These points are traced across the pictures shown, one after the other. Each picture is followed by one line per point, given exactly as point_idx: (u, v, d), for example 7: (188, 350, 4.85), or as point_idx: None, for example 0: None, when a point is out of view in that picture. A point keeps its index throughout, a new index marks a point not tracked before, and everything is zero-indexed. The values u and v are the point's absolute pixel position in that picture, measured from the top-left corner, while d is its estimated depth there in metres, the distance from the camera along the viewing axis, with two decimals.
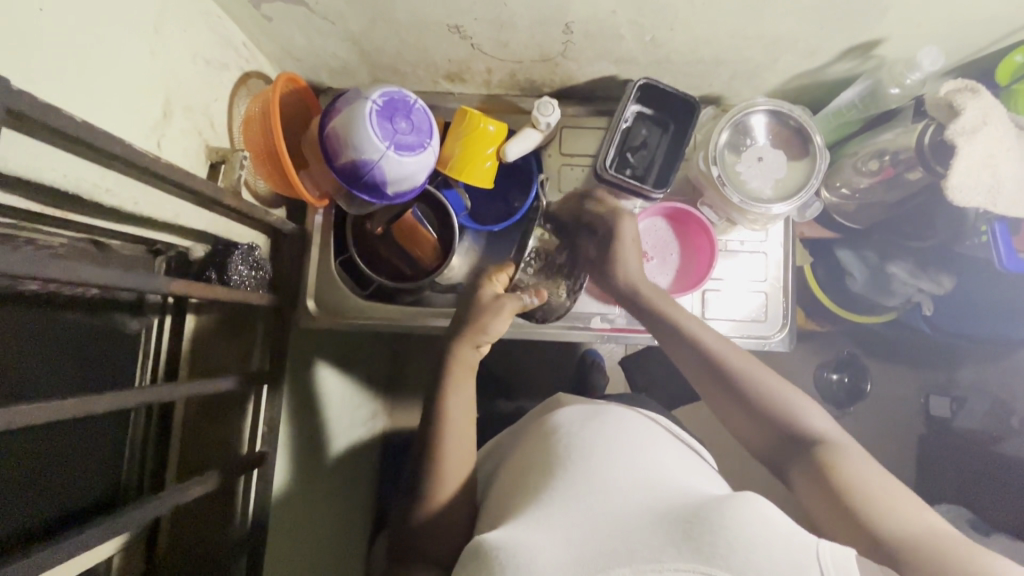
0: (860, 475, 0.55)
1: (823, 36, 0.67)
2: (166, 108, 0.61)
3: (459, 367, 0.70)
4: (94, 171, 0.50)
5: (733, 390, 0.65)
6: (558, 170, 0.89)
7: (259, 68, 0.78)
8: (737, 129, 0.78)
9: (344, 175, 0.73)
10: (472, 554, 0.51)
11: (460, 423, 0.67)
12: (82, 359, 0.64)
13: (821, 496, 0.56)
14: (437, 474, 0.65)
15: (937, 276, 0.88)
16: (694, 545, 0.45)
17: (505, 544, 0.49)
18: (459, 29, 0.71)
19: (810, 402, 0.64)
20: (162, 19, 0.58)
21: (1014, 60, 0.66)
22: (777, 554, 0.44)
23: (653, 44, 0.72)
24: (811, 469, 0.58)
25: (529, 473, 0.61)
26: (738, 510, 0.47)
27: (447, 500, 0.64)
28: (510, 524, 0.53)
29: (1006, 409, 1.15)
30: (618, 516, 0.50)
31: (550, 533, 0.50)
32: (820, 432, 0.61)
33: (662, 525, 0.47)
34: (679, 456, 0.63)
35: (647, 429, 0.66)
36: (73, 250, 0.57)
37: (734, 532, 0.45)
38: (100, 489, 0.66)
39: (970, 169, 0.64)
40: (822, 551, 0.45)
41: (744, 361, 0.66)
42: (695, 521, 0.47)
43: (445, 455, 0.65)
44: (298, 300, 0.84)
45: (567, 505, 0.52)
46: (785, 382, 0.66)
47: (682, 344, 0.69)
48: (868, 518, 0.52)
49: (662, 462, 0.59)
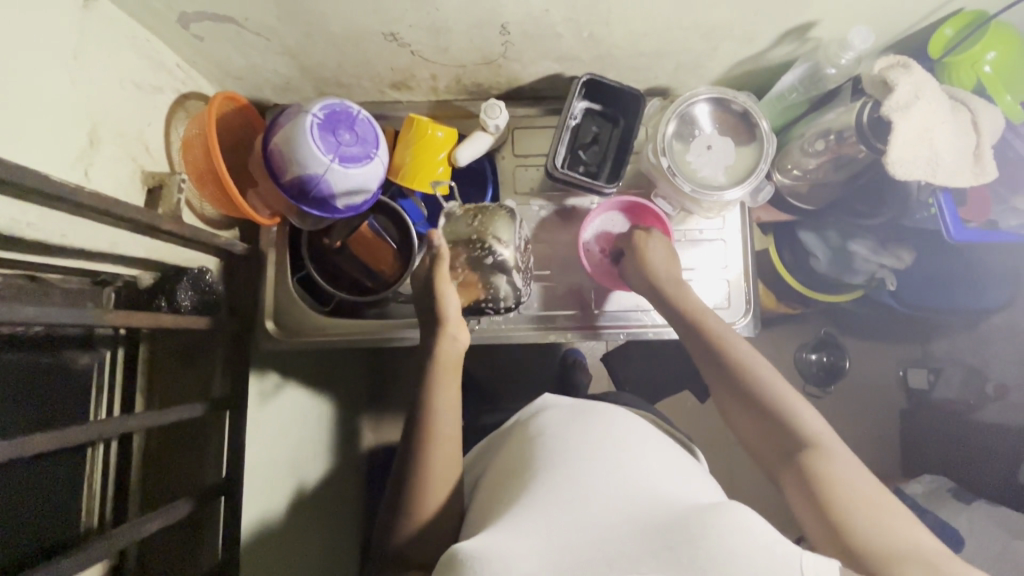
0: (843, 484, 0.54)
1: (757, 22, 0.68)
2: (94, 136, 0.59)
3: (442, 365, 0.69)
4: (16, 208, 0.49)
5: (736, 388, 0.64)
6: (512, 171, 0.88)
7: (197, 89, 0.77)
8: (685, 120, 0.78)
9: (293, 192, 0.72)
10: (445, 565, 0.49)
11: (446, 429, 0.66)
12: (28, 399, 0.62)
13: (803, 501, 0.55)
14: (418, 484, 0.63)
15: (898, 251, 0.91)
16: (674, 556, 0.44)
17: (479, 552, 0.48)
18: (396, 37, 0.70)
19: (805, 403, 0.62)
20: (82, 46, 0.57)
21: (945, 33, 0.68)
22: (760, 566, 0.43)
23: (592, 40, 0.72)
24: (795, 477, 0.57)
25: (514, 474, 0.61)
26: (721, 520, 0.46)
27: (433, 508, 0.63)
28: (486, 532, 0.51)
29: (981, 377, 1.17)
30: (601, 526, 0.49)
31: (527, 541, 0.48)
32: (812, 434, 0.59)
33: (644, 539, 0.46)
34: (662, 452, 0.63)
35: (634, 424, 0.67)
36: (9, 288, 0.56)
37: (715, 544, 0.44)
38: (61, 530, 0.65)
39: (910, 142, 0.64)
40: (807, 565, 0.44)
41: (744, 350, 0.66)
42: (678, 534, 0.46)
43: (429, 464, 0.64)
44: (254, 321, 0.83)
45: (543, 515, 0.51)
46: (783, 379, 0.64)
47: (693, 335, 0.69)
48: (841, 522, 0.52)
49: (641, 462, 0.58)
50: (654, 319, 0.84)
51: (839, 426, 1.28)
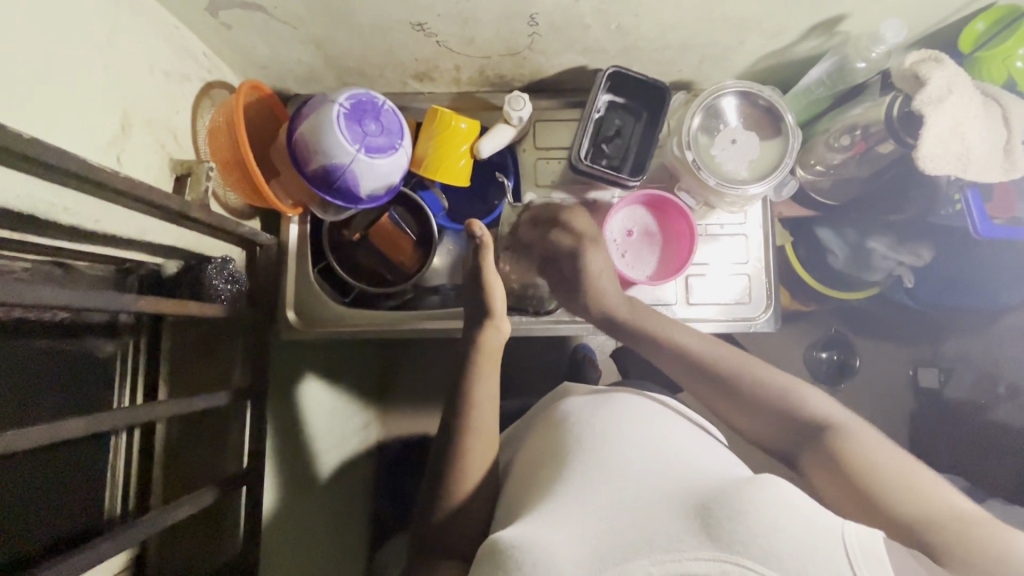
0: (865, 458, 0.55)
1: (788, 15, 0.67)
2: (125, 122, 0.59)
3: (485, 352, 0.70)
4: (52, 192, 0.49)
5: (728, 389, 0.64)
6: (533, 164, 0.88)
7: (221, 77, 0.76)
8: (709, 113, 0.78)
9: (318, 182, 0.72)
10: (489, 555, 0.49)
11: (483, 416, 0.66)
12: (54, 385, 0.62)
13: (833, 484, 0.56)
14: (454, 469, 0.64)
15: (916, 249, 0.90)
16: (713, 533, 0.43)
17: (521, 541, 0.48)
18: (423, 27, 0.70)
19: (805, 387, 0.63)
20: (114, 31, 0.57)
21: (976, 27, 0.69)
22: (799, 537, 0.42)
23: (619, 31, 0.72)
24: (818, 459, 0.58)
25: (543, 461, 0.61)
26: (759, 494, 0.46)
27: (469, 490, 0.63)
28: (524, 519, 0.52)
29: (992, 378, 1.12)
30: (636, 506, 0.48)
31: (563, 528, 0.48)
32: (822, 415, 0.60)
33: (681, 514, 0.46)
34: (689, 434, 0.62)
35: (648, 408, 0.66)
36: (37, 273, 0.55)
37: (754, 517, 0.43)
38: (83, 518, 0.64)
39: (940, 137, 0.64)
40: (848, 531, 0.44)
41: (734, 359, 0.66)
42: (714, 508, 0.45)
43: (467, 449, 0.64)
44: (277, 312, 0.83)
45: (581, 502, 0.50)
46: (776, 370, 0.65)
47: (670, 356, 0.68)
48: (885, 501, 0.52)
49: (674, 442, 0.58)
50: (675, 313, 0.83)
51: None
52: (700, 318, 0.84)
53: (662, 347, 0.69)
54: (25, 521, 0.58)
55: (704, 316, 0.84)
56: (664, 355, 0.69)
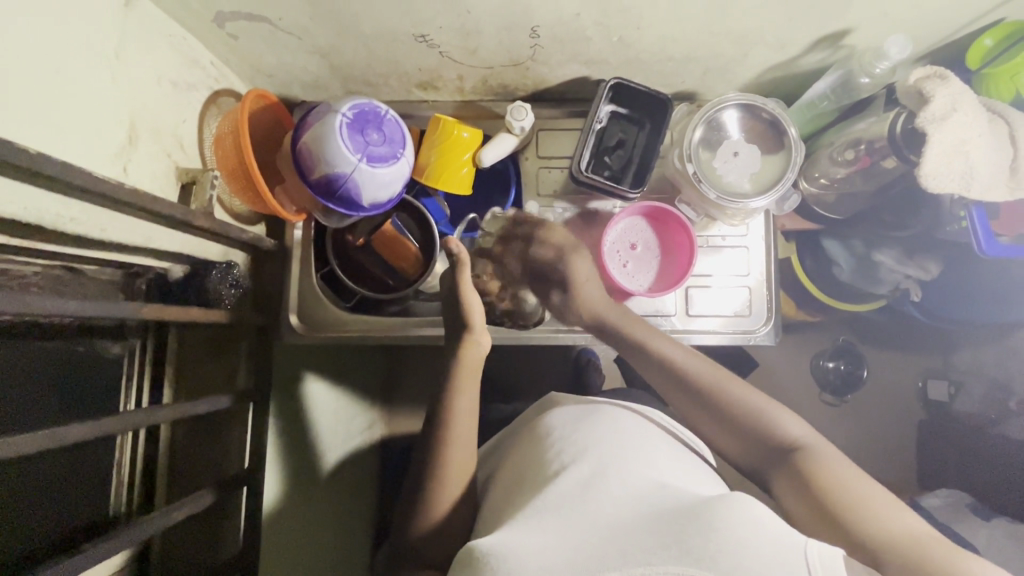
0: (830, 480, 0.55)
1: (791, 29, 0.67)
2: (132, 133, 0.61)
3: (466, 368, 0.71)
4: (58, 202, 0.50)
5: (706, 405, 0.65)
6: (535, 173, 0.88)
7: (229, 86, 0.78)
8: (711, 125, 0.78)
9: (319, 190, 0.73)
10: (464, 562, 0.49)
11: (457, 428, 0.67)
12: (61, 387, 0.64)
13: (804, 506, 0.56)
14: (437, 474, 0.64)
15: (923, 262, 0.89)
16: (684, 547, 0.43)
17: (496, 550, 0.47)
18: (426, 38, 0.71)
19: (780, 407, 0.64)
20: (122, 43, 0.58)
21: (985, 43, 0.68)
22: (768, 560, 0.42)
23: (621, 43, 0.72)
24: (788, 478, 0.58)
25: (525, 474, 0.61)
26: (729, 512, 0.45)
27: (442, 511, 0.63)
28: (502, 531, 0.52)
29: (1005, 392, 1.07)
30: (615, 520, 0.48)
31: (541, 537, 0.48)
32: (794, 438, 0.61)
33: (653, 528, 0.45)
34: (669, 454, 0.62)
35: (638, 424, 0.66)
36: (46, 277, 0.58)
37: (724, 535, 0.43)
38: (87, 515, 0.66)
39: (942, 155, 0.64)
40: (813, 552, 0.43)
41: (710, 372, 0.67)
42: (686, 524, 0.45)
43: (450, 453, 0.65)
44: (279, 316, 0.84)
45: (557, 516, 0.50)
46: (755, 390, 0.65)
47: (651, 362, 0.70)
48: (850, 524, 0.52)
49: (654, 462, 0.58)
50: (674, 325, 0.83)
51: (852, 433, 1.26)
52: (700, 330, 0.83)
53: (646, 358, 0.70)
54: (30, 516, 0.60)
55: (704, 328, 0.84)
56: (645, 363, 0.70)
